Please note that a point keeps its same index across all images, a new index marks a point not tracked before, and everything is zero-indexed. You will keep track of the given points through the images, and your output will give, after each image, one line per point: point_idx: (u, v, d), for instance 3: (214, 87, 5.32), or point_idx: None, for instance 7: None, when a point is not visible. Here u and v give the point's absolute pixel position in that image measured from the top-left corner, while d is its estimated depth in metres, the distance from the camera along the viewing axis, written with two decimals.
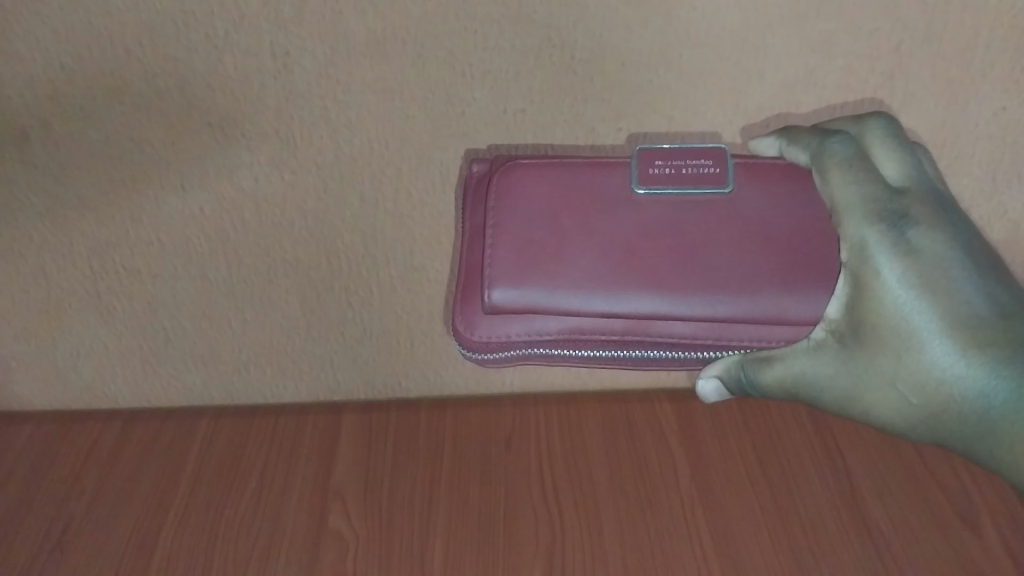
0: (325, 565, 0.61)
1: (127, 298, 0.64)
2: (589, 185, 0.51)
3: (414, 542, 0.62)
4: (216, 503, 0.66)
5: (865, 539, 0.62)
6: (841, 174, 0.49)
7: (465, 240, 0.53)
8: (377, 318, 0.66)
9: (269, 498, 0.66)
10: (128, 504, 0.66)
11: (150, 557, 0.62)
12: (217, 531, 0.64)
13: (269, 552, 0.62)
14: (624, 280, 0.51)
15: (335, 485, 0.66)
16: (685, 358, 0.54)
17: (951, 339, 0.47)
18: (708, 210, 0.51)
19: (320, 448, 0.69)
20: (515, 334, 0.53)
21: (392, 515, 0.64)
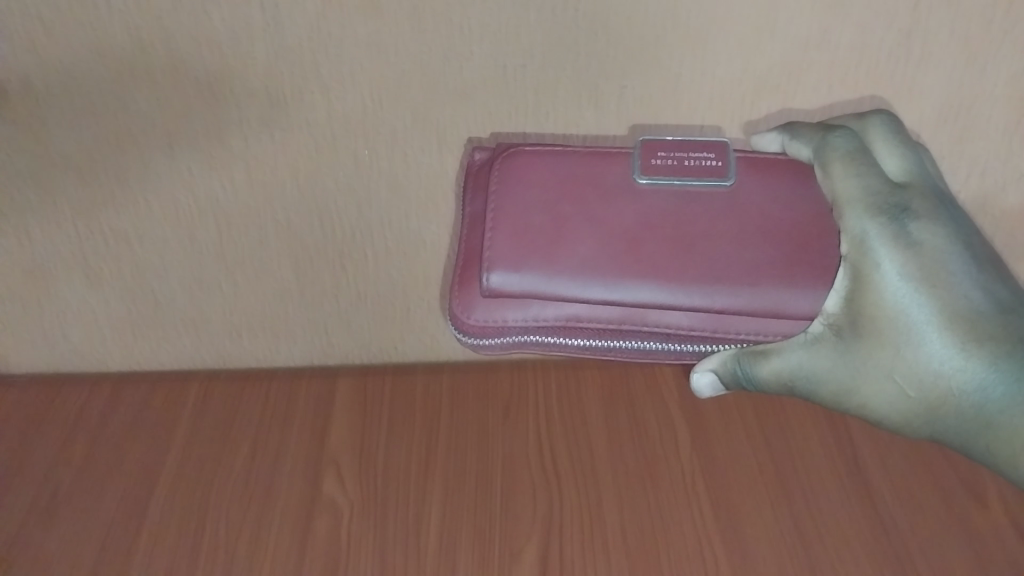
0: (319, 530, 0.58)
1: (114, 260, 0.63)
2: (591, 173, 0.51)
3: (408, 514, 0.59)
4: (208, 465, 0.63)
5: (871, 510, 0.60)
6: (842, 168, 0.48)
7: (465, 226, 0.53)
8: (373, 281, 0.65)
9: (263, 460, 0.63)
10: (116, 468, 0.63)
11: (139, 519, 0.59)
12: (209, 493, 0.61)
13: (262, 515, 0.59)
14: (622, 268, 0.50)
15: (329, 453, 0.63)
16: (681, 352, 0.52)
17: (950, 331, 0.46)
18: (709, 201, 0.50)
19: (313, 412, 0.67)
20: (512, 320, 0.51)
21: (387, 479, 0.61)
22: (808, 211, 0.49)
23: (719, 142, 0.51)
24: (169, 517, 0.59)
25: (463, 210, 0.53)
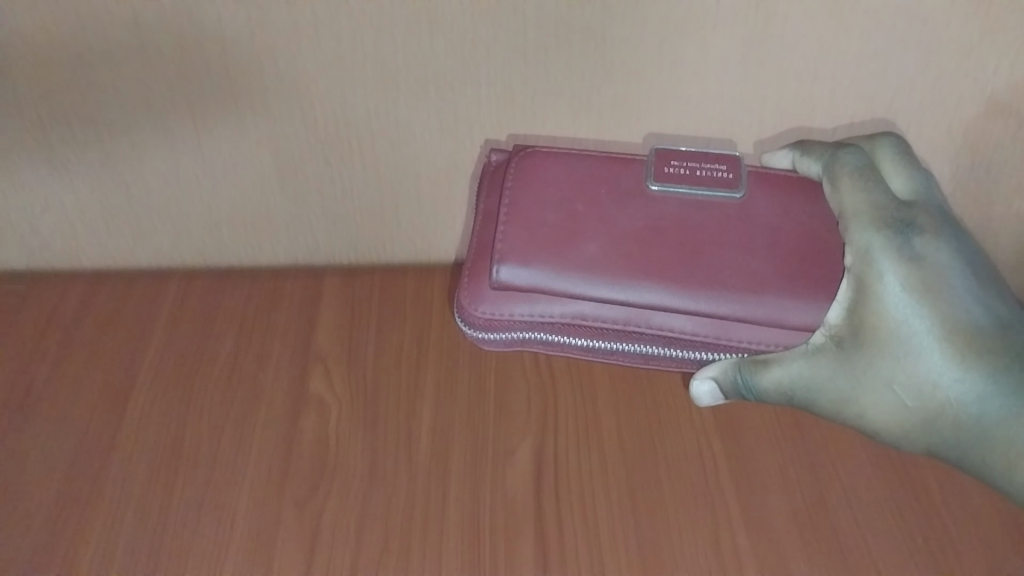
0: (305, 449, 0.56)
1: (83, 149, 0.59)
2: (605, 177, 0.53)
3: (393, 424, 0.57)
4: (185, 383, 0.60)
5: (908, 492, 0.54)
6: (851, 182, 0.50)
7: (478, 223, 0.54)
8: (361, 176, 0.61)
9: (241, 378, 0.60)
10: (87, 373, 0.61)
11: (115, 430, 0.57)
12: (191, 389, 0.60)
13: (237, 446, 0.56)
14: (630, 270, 0.51)
15: (316, 352, 0.62)
16: (682, 359, 0.53)
17: (949, 344, 0.47)
18: (719, 211, 0.51)
19: (296, 325, 0.64)
20: (517, 315, 0.52)
21: (375, 404, 0.58)
22: (811, 229, 0.51)
23: (731, 157, 0.53)
24: (140, 419, 0.58)
25: (479, 206, 0.55)
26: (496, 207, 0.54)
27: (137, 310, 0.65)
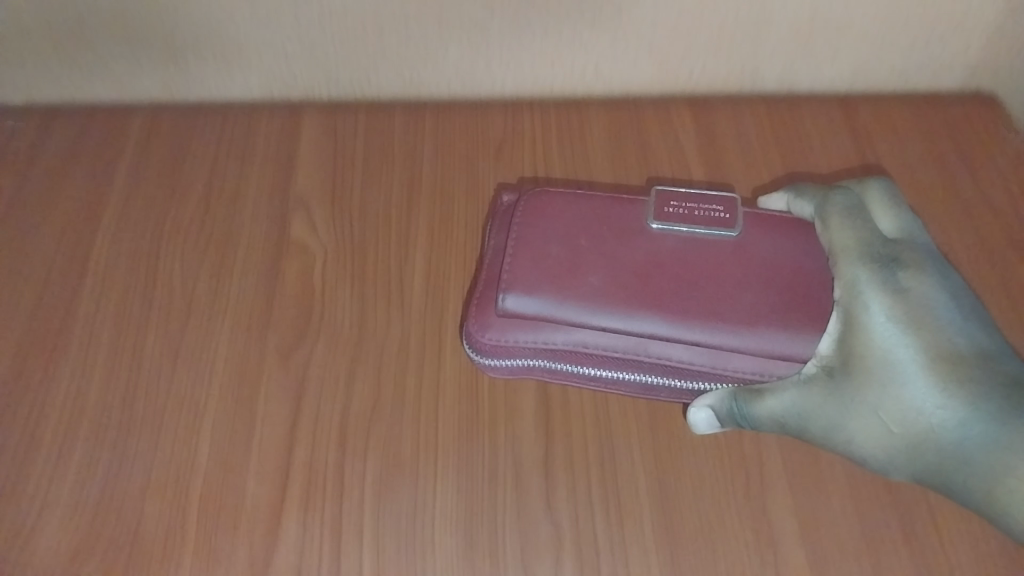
0: (291, 274, 0.64)
1: (77, 45, 0.69)
2: (609, 216, 0.55)
3: (386, 251, 0.66)
4: (152, 215, 0.68)
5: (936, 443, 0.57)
6: (840, 221, 0.55)
7: (487, 259, 0.57)
8: (330, 40, 0.69)
9: (216, 204, 0.69)
10: (63, 198, 0.69)
11: (80, 283, 0.64)
12: (165, 209, 0.68)
13: (217, 249, 0.66)
14: (631, 300, 0.53)
15: (296, 193, 0.69)
16: (682, 390, 0.55)
17: (931, 370, 0.50)
18: (716, 250, 0.54)
19: (275, 157, 0.72)
20: (522, 343, 0.53)
21: (353, 233, 0.67)
22: (801, 269, 0.54)
23: (728, 200, 0.56)
24: (173, 264, 0.65)
25: (487, 244, 0.58)
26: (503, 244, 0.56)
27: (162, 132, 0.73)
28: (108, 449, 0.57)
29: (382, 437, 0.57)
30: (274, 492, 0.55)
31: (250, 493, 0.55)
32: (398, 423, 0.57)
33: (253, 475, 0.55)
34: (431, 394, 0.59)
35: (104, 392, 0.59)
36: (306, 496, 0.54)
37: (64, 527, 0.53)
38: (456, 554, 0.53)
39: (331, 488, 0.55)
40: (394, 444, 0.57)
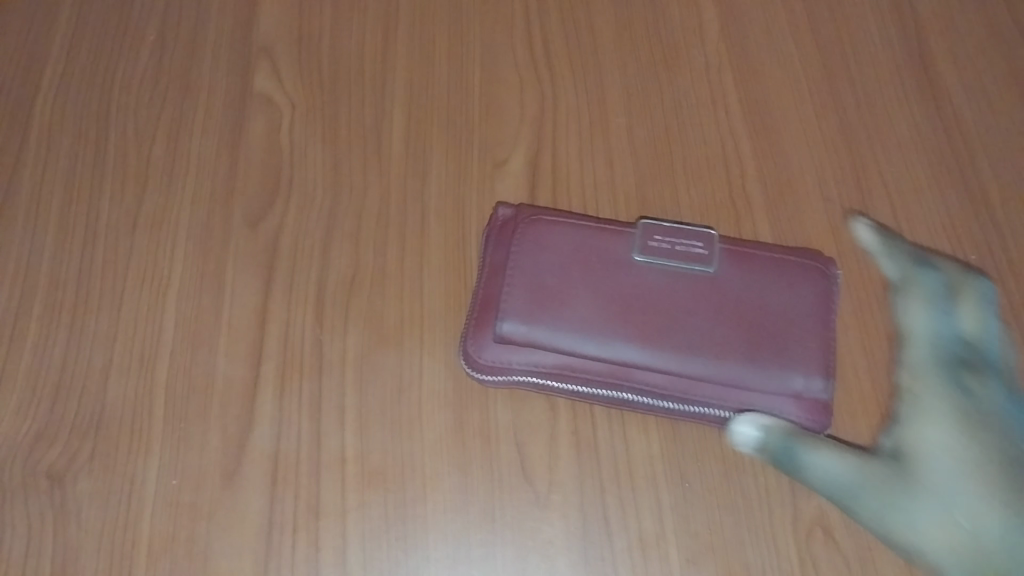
0: (258, 109, 0.74)
1: None
2: (599, 247, 0.60)
3: (358, 52, 0.77)
4: (167, 8, 0.79)
5: (879, 102, 0.75)
6: (917, 306, 0.66)
7: (484, 276, 0.62)
8: None
9: (192, 24, 0.78)
10: (73, 51, 0.76)
11: (31, 105, 0.73)
12: (128, 58, 0.76)
13: (190, 94, 0.75)
14: (616, 331, 0.58)
15: (259, 42, 0.77)
16: (660, 411, 0.60)
17: (983, 455, 0.59)
18: (693, 283, 0.59)
19: (241, 27, 0.78)
20: (515, 362, 0.59)
21: (333, 27, 0.78)
22: (766, 306, 0.59)
23: (708, 235, 0.61)
24: (195, 133, 0.73)
25: (485, 262, 0.62)
26: (501, 263, 0.61)
27: (177, 14, 0.78)
28: (147, 289, 0.67)
29: (366, 302, 0.66)
30: (251, 357, 0.64)
31: (225, 366, 0.64)
32: (379, 299, 0.66)
33: (190, 282, 0.67)
34: (413, 259, 0.68)
35: (134, 257, 0.68)
36: (285, 360, 0.64)
37: (107, 373, 0.64)
38: (447, 425, 0.63)
39: (310, 368, 0.64)
40: (378, 317, 0.66)
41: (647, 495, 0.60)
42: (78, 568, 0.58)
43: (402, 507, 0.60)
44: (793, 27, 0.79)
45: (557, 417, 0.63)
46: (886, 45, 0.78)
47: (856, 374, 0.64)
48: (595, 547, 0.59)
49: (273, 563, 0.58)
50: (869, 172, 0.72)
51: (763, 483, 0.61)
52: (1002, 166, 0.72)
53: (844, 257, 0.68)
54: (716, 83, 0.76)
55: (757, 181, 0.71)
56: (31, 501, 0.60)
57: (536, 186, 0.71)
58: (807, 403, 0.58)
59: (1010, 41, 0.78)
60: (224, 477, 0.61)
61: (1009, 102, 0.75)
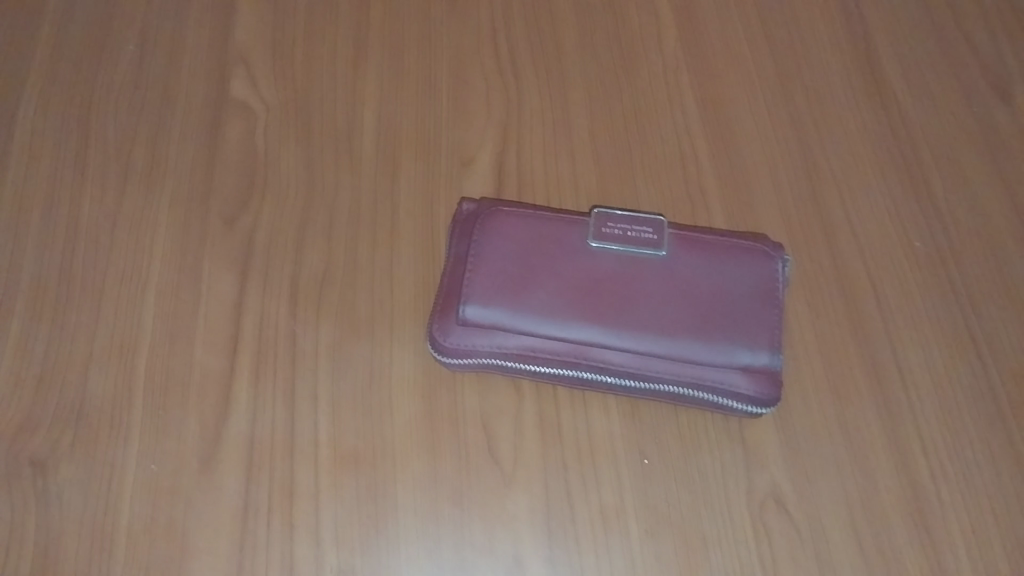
0: (235, 115, 0.77)
1: None
2: (555, 234, 0.64)
3: (331, 61, 0.80)
4: (146, 21, 0.82)
5: (828, 101, 0.79)
6: None
7: (449, 265, 0.65)
8: None
9: (171, 36, 0.81)
10: (55, 62, 0.79)
11: (15, 114, 0.76)
12: (109, 68, 0.79)
13: (169, 101, 0.77)
14: (572, 312, 0.61)
15: (235, 52, 0.80)
16: (615, 388, 0.63)
17: None
18: (644, 266, 0.63)
19: (218, 39, 0.81)
20: (479, 345, 0.62)
21: (306, 38, 0.81)
22: (713, 287, 0.62)
23: (657, 220, 0.64)
24: (173, 138, 0.76)
25: (450, 252, 0.66)
26: (464, 253, 0.65)
27: (156, 26, 0.81)
28: (127, 286, 0.69)
29: (338, 295, 0.69)
30: (228, 348, 0.66)
31: (202, 356, 0.66)
32: (351, 292, 0.69)
33: (169, 279, 0.69)
34: (384, 255, 0.71)
35: (113, 256, 0.70)
36: (260, 350, 0.66)
37: (88, 365, 0.66)
38: (415, 410, 0.65)
39: (284, 358, 0.66)
40: (349, 309, 0.68)
41: (608, 473, 0.63)
42: (59, 550, 0.59)
43: (375, 488, 0.62)
44: (747, 34, 0.83)
45: (523, 401, 0.65)
46: (834, 49, 0.82)
47: (807, 356, 0.68)
48: (558, 521, 0.61)
49: (249, 541, 0.60)
50: (819, 167, 0.76)
51: (721, 460, 0.64)
52: (945, 160, 0.76)
53: (796, 247, 0.72)
54: (673, 86, 0.79)
55: (713, 176, 0.75)
56: (14, 488, 0.61)
57: (501, 183, 0.74)
58: (756, 376, 0.61)
59: (953, 44, 0.82)
60: (201, 463, 0.62)
61: (952, 101, 0.79)
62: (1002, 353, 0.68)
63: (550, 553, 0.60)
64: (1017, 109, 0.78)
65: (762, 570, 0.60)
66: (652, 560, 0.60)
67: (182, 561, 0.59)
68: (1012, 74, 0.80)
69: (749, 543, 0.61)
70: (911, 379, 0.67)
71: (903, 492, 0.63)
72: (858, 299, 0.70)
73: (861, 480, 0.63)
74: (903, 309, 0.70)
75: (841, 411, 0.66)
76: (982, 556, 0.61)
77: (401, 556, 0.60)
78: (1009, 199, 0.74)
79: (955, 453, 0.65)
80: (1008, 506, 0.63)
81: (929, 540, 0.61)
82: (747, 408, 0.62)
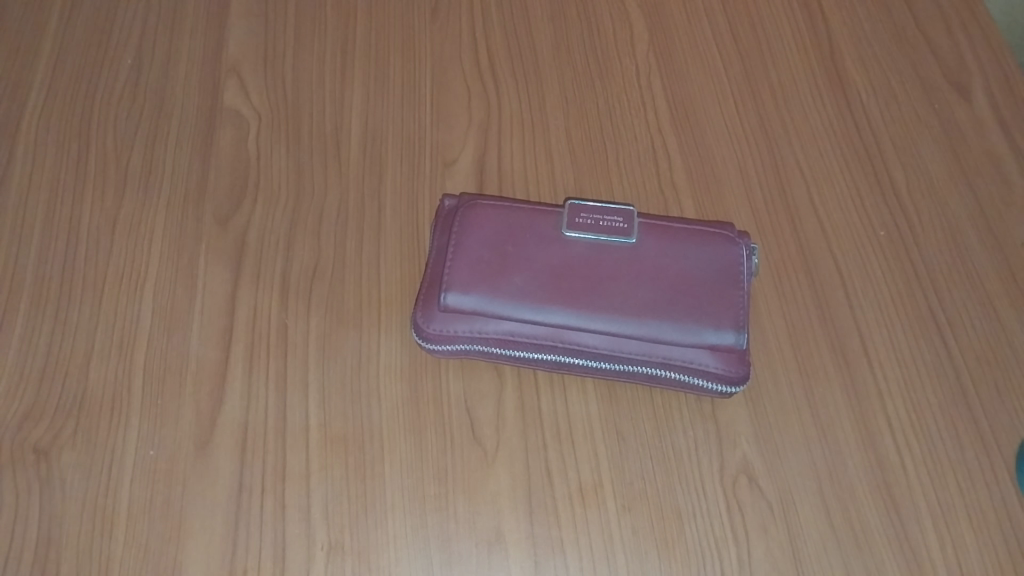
0: (228, 123, 0.80)
1: None
2: (531, 225, 0.67)
3: (318, 71, 0.84)
4: (144, 37, 0.85)
5: (794, 101, 0.83)
6: None
7: (431, 256, 0.68)
8: None
9: (168, 50, 0.85)
10: (57, 76, 0.82)
11: (19, 125, 0.80)
12: (109, 81, 0.83)
13: (166, 111, 0.81)
14: (547, 297, 0.64)
15: (228, 65, 0.84)
16: (590, 369, 0.66)
17: None
18: (615, 253, 0.66)
19: (212, 52, 0.85)
20: (460, 331, 0.65)
21: (296, 51, 0.85)
22: (681, 271, 0.65)
23: (627, 211, 0.68)
24: (170, 146, 0.79)
25: (433, 244, 0.69)
26: (445, 245, 0.68)
27: (152, 40, 0.85)
28: (125, 283, 0.72)
29: (327, 288, 0.72)
30: (222, 340, 0.70)
31: (198, 348, 0.69)
32: (339, 285, 0.72)
33: (166, 277, 0.73)
34: (371, 251, 0.74)
35: (113, 256, 0.73)
36: (253, 341, 0.70)
37: (89, 357, 0.69)
38: (401, 395, 0.68)
39: (276, 348, 0.69)
40: (338, 301, 0.71)
41: (586, 451, 0.66)
42: (62, 530, 0.62)
43: (363, 468, 0.65)
44: (717, 41, 0.87)
45: (504, 385, 0.69)
46: (800, 55, 0.86)
47: (776, 337, 0.71)
48: (538, 497, 0.64)
49: (243, 520, 0.63)
50: (786, 161, 0.79)
51: (693, 437, 0.67)
52: (907, 154, 0.80)
53: (764, 237, 0.75)
54: (646, 89, 0.83)
55: (684, 171, 0.78)
56: (19, 474, 0.64)
57: (483, 182, 0.78)
58: (723, 354, 0.64)
59: (914, 46, 0.86)
60: (197, 448, 0.65)
61: (912, 100, 0.83)
62: (963, 332, 0.71)
63: (531, 527, 0.63)
64: (977, 105, 0.82)
65: (734, 540, 0.63)
66: (627, 532, 0.63)
67: (180, 541, 0.62)
68: (971, 72, 0.84)
69: (722, 514, 0.64)
70: (876, 357, 0.70)
71: (870, 465, 0.66)
72: (824, 284, 0.73)
73: (828, 455, 0.66)
74: (868, 294, 0.73)
75: (809, 390, 0.68)
76: (946, 524, 0.63)
77: (388, 532, 0.63)
78: (969, 190, 0.78)
79: (919, 428, 0.67)
80: (970, 476, 0.65)
81: (894, 510, 0.64)
82: (715, 386, 0.65)
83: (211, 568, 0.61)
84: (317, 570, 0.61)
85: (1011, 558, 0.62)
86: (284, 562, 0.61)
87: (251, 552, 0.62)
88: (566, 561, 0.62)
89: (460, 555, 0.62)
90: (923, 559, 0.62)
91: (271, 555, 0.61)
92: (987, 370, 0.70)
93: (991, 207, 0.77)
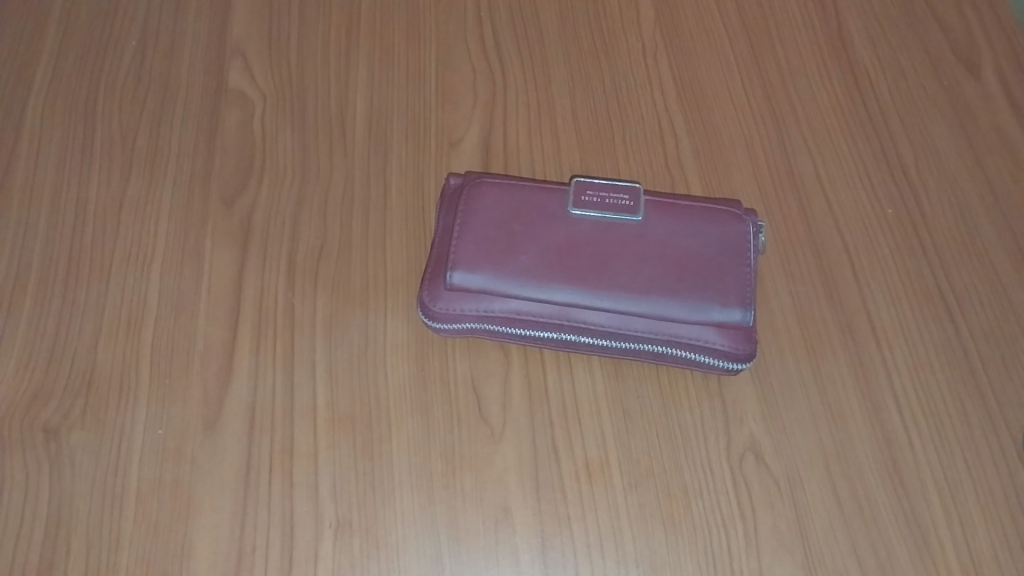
0: (233, 104, 0.80)
1: None
2: (537, 203, 0.67)
3: (323, 51, 0.84)
4: (150, 18, 0.85)
5: (803, 77, 0.82)
6: None
7: (437, 235, 0.68)
8: None
9: (171, 32, 0.85)
10: (63, 58, 0.82)
11: (25, 107, 0.80)
12: (114, 63, 0.82)
13: (171, 91, 0.81)
14: (553, 276, 0.64)
15: (232, 46, 0.84)
16: (596, 347, 0.66)
17: None
18: (622, 231, 0.66)
19: (216, 34, 0.85)
20: (466, 310, 0.65)
21: (301, 32, 0.85)
22: (687, 248, 0.65)
23: (634, 188, 0.67)
24: (175, 127, 0.79)
25: (439, 223, 0.69)
26: (451, 224, 0.68)
27: (157, 21, 0.85)
28: (132, 264, 0.72)
29: (333, 267, 0.72)
30: (229, 320, 0.70)
31: (205, 328, 0.69)
32: (346, 265, 0.72)
33: (173, 257, 0.73)
34: (377, 231, 0.74)
35: (120, 237, 0.74)
36: (260, 320, 0.70)
37: (97, 338, 0.69)
38: (408, 374, 0.68)
39: (283, 327, 0.69)
40: (344, 281, 0.72)
41: (593, 429, 0.66)
42: (73, 510, 0.62)
43: (370, 447, 0.65)
44: (723, 18, 0.87)
45: (510, 364, 0.69)
46: (806, 33, 0.86)
47: (783, 316, 0.70)
48: (545, 475, 0.64)
49: (252, 498, 0.63)
50: (793, 138, 0.79)
51: (700, 415, 0.67)
52: (915, 132, 0.79)
53: (771, 215, 0.75)
54: (652, 67, 0.83)
55: (690, 150, 0.78)
56: (28, 453, 0.64)
57: (489, 161, 0.77)
58: (729, 331, 0.64)
59: (922, 23, 0.85)
60: (205, 427, 0.66)
61: (921, 77, 0.82)
62: (971, 310, 0.71)
63: (538, 504, 0.63)
64: (986, 81, 0.81)
65: (741, 517, 0.63)
66: (634, 509, 0.63)
67: (189, 520, 0.62)
68: (980, 49, 0.83)
69: (729, 492, 0.64)
70: (883, 334, 0.70)
71: (878, 442, 0.66)
72: (831, 262, 0.73)
73: (836, 432, 0.66)
74: (875, 271, 0.72)
75: (816, 367, 0.68)
76: (953, 500, 0.63)
77: (396, 510, 0.63)
78: (977, 167, 0.77)
79: (927, 406, 0.67)
80: (978, 454, 0.65)
81: (902, 486, 0.64)
82: (721, 364, 0.65)
83: (221, 546, 0.61)
84: (325, 548, 0.61)
85: (1018, 535, 0.62)
86: (293, 540, 0.62)
87: (259, 531, 0.62)
88: (574, 538, 0.62)
89: (467, 532, 0.62)
90: (930, 536, 0.62)
91: (280, 532, 0.62)
92: (996, 348, 0.69)
93: (1000, 184, 0.76)
